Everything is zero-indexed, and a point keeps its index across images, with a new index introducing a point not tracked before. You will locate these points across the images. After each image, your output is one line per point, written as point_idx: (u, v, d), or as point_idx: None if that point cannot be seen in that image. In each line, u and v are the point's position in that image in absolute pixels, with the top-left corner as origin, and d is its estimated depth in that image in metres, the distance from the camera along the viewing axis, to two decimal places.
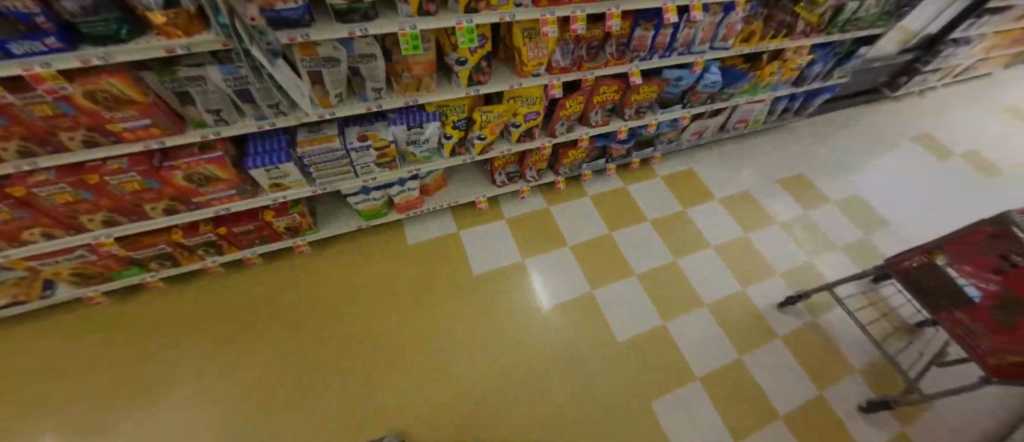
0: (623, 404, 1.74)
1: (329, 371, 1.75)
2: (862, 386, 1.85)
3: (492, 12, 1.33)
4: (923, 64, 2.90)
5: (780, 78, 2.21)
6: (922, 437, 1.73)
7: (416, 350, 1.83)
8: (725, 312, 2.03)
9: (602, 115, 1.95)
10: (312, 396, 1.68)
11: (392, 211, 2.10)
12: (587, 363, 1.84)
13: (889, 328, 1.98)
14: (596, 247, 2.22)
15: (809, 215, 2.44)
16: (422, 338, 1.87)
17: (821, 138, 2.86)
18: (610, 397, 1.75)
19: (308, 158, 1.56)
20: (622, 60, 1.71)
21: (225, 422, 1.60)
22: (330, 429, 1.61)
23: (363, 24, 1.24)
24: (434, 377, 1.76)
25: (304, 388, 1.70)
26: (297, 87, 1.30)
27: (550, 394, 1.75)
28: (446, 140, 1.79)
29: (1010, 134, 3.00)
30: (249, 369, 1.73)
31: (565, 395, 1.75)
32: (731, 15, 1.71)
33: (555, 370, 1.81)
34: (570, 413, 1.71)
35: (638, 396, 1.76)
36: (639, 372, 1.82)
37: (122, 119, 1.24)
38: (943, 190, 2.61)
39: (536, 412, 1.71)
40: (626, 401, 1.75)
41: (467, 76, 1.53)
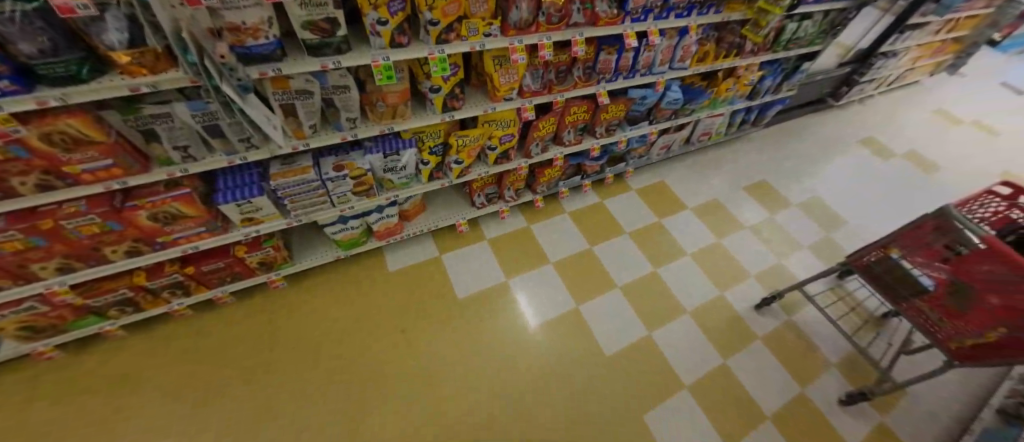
0: (623, 406, 1.78)
1: (329, 381, 1.75)
2: (840, 380, 1.93)
3: (462, 42, 1.37)
4: (859, 76, 3.16)
5: (736, 93, 2.36)
6: (899, 425, 1.81)
7: (418, 371, 1.81)
8: (706, 318, 2.09)
9: (575, 135, 2.01)
10: (309, 404, 1.69)
11: (372, 239, 2.07)
12: (582, 377, 1.85)
13: (859, 321, 2.08)
14: (578, 262, 2.25)
15: (775, 219, 2.57)
16: (414, 365, 1.83)
17: (776, 146, 3.05)
18: (611, 399, 1.79)
19: (283, 191, 1.53)
20: (589, 83, 1.79)
21: (236, 427, 1.61)
22: (331, 433, 1.62)
23: (335, 58, 1.26)
24: (430, 383, 1.78)
25: (306, 396, 1.71)
26: (270, 120, 1.29)
27: (552, 399, 1.78)
28: (423, 166, 1.79)
29: (942, 134, 3.29)
30: (242, 397, 1.68)
31: (565, 397, 1.78)
32: (686, 38, 1.83)
33: (554, 374, 1.85)
34: (573, 414, 1.74)
35: (638, 397, 1.81)
36: (637, 378, 1.86)
37: (81, 161, 1.19)
38: (890, 188, 2.83)
39: (543, 417, 1.73)
40: (627, 403, 1.79)
41: (441, 102, 1.56)
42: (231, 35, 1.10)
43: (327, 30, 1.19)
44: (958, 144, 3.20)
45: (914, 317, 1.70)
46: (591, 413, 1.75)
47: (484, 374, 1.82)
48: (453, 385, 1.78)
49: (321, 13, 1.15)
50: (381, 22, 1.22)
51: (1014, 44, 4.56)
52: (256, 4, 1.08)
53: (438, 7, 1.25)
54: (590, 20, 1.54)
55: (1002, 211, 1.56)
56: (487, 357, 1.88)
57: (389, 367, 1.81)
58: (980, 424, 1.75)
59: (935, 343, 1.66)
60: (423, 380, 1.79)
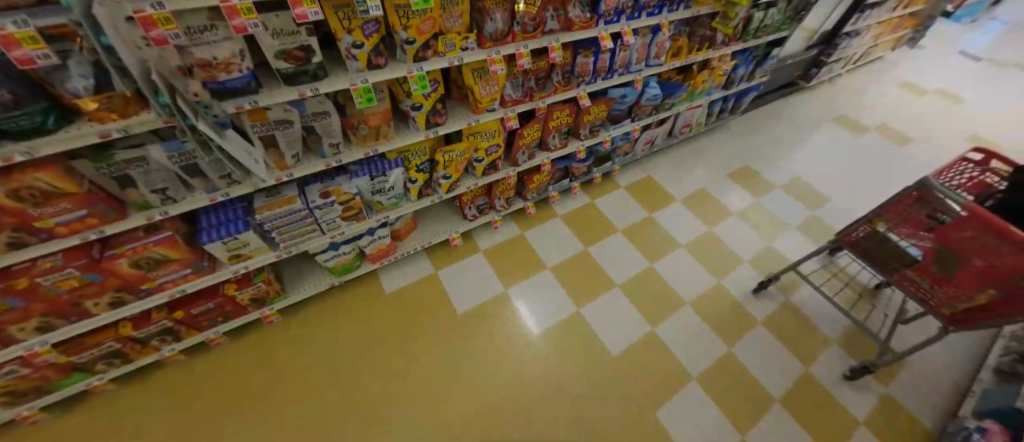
0: (626, 405, 1.77)
1: (327, 407, 1.71)
2: (842, 356, 1.96)
3: (440, 58, 1.36)
4: (827, 56, 3.25)
5: (712, 84, 2.39)
6: (904, 394, 1.84)
7: (418, 387, 1.79)
8: (706, 308, 2.10)
9: (560, 139, 2.02)
10: (305, 433, 1.64)
11: (365, 262, 2.03)
12: (582, 383, 1.83)
13: (854, 295, 2.12)
14: (575, 265, 2.25)
15: (762, 202, 2.61)
16: (413, 385, 1.79)
17: (755, 132, 3.10)
18: (613, 395, 1.80)
19: (271, 223, 1.49)
20: (570, 86, 1.79)
21: None
22: None
23: (313, 84, 1.24)
24: (428, 398, 1.76)
25: (303, 425, 1.67)
26: (249, 151, 1.26)
27: (555, 400, 1.77)
28: (411, 184, 1.77)
29: (910, 105, 3.40)
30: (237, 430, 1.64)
31: (567, 398, 1.78)
32: (659, 35, 1.85)
33: (555, 373, 1.85)
34: (577, 413, 1.74)
35: (642, 393, 1.81)
36: (643, 381, 1.84)
37: (54, 214, 1.14)
38: (868, 163, 2.90)
39: (548, 423, 1.71)
40: (628, 402, 1.78)
41: (424, 119, 1.54)
42: (202, 71, 1.07)
43: (303, 57, 1.17)
44: (925, 114, 3.31)
45: (907, 286, 1.75)
46: (593, 413, 1.74)
47: (486, 389, 1.79)
48: (453, 398, 1.76)
49: (294, 41, 1.14)
50: (357, 45, 1.21)
51: (966, 15, 4.77)
52: (226, 38, 1.06)
53: (413, 25, 1.24)
54: (564, 26, 1.56)
55: (977, 176, 1.61)
56: (486, 370, 1.85)
57: (387, 384, 1.79)
58: (979, 386, 1.79)
59: (929, 311, 1.70)
60: (422, 395, 1.76)
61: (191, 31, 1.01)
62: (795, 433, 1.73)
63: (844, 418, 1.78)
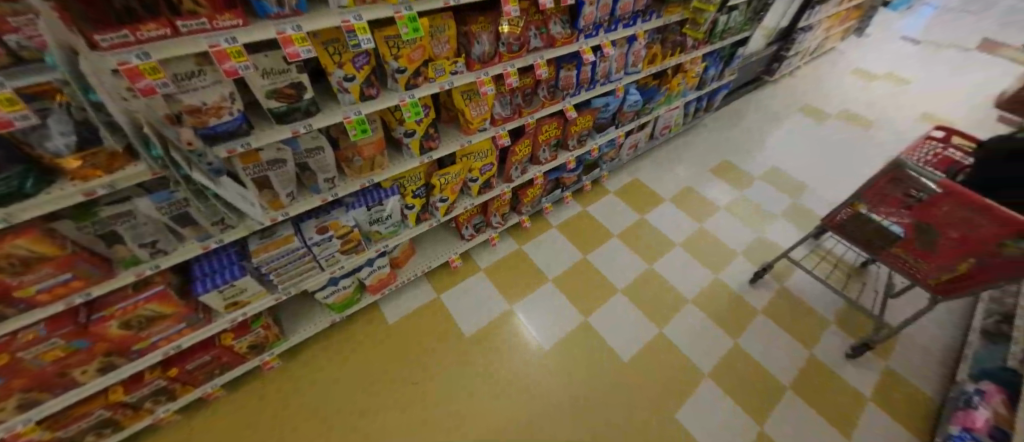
0: (631, 415, 1.76)
1: None
2: (841, 335, 2.03)
3: (431, 84, 1.36)
4: (786, 51, 3.42)
5: (686, 86, 2.47)
6: (903, 367, 1.92)
7: (417, 418, 1.74)
8: (708, 304, 2.14)
9: (550, 152, 2.04)
10: None
11: (366, 295, 1.98)
12: (583, 393, 1.82)
13: (845, 275, 2.21)
14: (575, 274, 2.25)
15: (746, 194, 2.70)
16: (411, 415, 1.75)
17: (730, 127, 3.23)
18: (616, 402, 1.79)
19: (269, 265, 1.44)
20: (555, 100, 1.83)
21: None
22: None
23: (306, 121, 1.21)
24: (425, 427, 1.72)
25: None
26: (243, 194, 1.20)
27: (554, 411, 1.76)
28: (408, 211, 1.74)
29: (866, 91, 3.61)
30: None
31: (569, 410, 1.77)
32: (635, 45, 1.91)
33: (555, 384, 1.84)
34: (579, 424, 1.73)
35: (648, 397, 1.81)
36: (645, 387, 1.84)
37: (34, 281, 1.06)
38: (837, 148, 3.06)
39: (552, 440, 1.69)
40: (634, 412, 1.76)
41: (417, 145, 1.54)
42: (191, 118, 1.03)
43: (294, 95, 1.15)
44: (881, 97, 3.53)
45: (894, 264, 1.82)
46: (595, 426, 1.73)
47: (491, 411, 1.76)
48: (452, 423, 1.73)
49: (284, 80, 1.12)
50: (348, 78, 1.20)
51: (902, 3, 5.15)
52: (215, 82, 1.03)
53: (404, 54, 1.24)
54: (547, 43, 1.59)
55: (942, 152, 1.73)
56: (488, 391, 1.82)
57: (385, 417, 1.74)
58: (969, 349, 1.89)
59: (917, 283, 1.78)
60: (421, 426, 1.72)
61: (178, 77, 0.98)
62: (809, 417, 1.77)
63: (852, 396, 1.83)
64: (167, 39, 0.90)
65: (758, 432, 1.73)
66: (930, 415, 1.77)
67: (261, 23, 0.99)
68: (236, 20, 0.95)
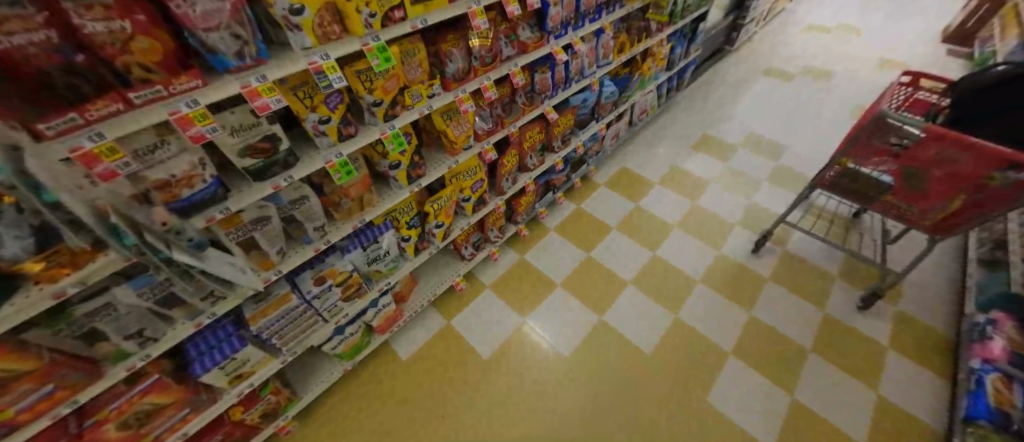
0: (636, 413, 1.73)
1: None
2: (850, 289, 2.06)
3: (410, 111, 1.30)
4: (742, 19, 3.48)
5: (657, 68, 2.44)
6: (914, 309, 1.96)
7: None
8: (717, 278, 2.14)
9: (537, 157, 2.00)
10: None
11: (374, 337, 1.89)
12: (589, 394, 1.79)
13: (842, 228, 2.24)
14: (582, 275, 2.21)
15: (731, 164, 2.72)
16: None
17: (703, 101, 3.25)
18: (619, 399, 1.77)
19: (270, 328, 1.34)
20: (534, 105, 1.79)
21: None
22: None
23: (286, 173, 1.14)
24: None
25: None
26: (226, 258, 1.09)
27: (561, 418, 1.74)
28: (405, 243, 1.66)
29: (823, 45, 3.71)
30: None
31: (576, 415, 1.74)
32: (603, 37, 1.88)
33: (560, 388, 1.82)
34: (587, 430, 1.70)
35: (654, 389, 1.79)
36: (655, 386, 1.79)
37: (11, 402, 0.93)
38: (807, 105, 3.12)
39: None
40: (640, 409, 1.74)
41: (405, 176, 1.48)
42: (161, 193, 0.94)
43: (269, 148, 1.07)
44: (838, 49, 3.63)
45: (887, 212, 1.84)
46: (604, 425, 1.71)
47: (500, 428, 1.73)
48: None
49: (256, 134, 1.04)
50: (324, 121, 1.12)
51: None
52: (182, 150, 0.94)
53: (378, 86, 1.17)
54: (519, 50, 1.55)
55: (913, 95, 1.77)
56: (497, 408, 1.78)
57: None
58: (971, 280, 1.94)
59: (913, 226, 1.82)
60: None
61: (141, 152, 0.89)
62: (836, 376, 1.79)
63: (873, 348, 1.86)
64: (121, 114, 0.80)
65: (792, 400, 1.73)
66: (948, 352, 1.82)
67: (222, 79, 0.90)
68: (195, 81, 0.86)
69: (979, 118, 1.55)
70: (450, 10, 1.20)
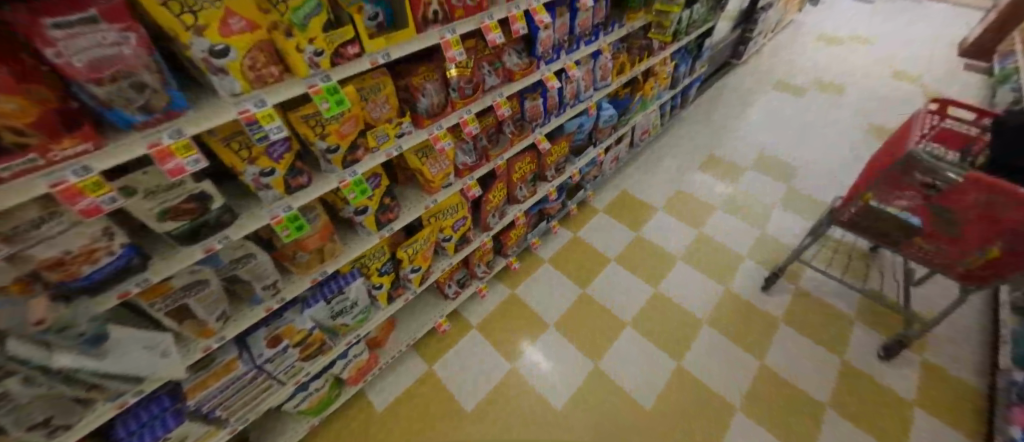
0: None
1: None
2: (871, 334, 1.87)
3: (374, 154, 1.13)
4: (750, 32, 3.29)
5: (659, 87, 2.26)
6: (942, 360, 1.77)
7: None
8: (725, 320, 1.96)
9: (528, 188, 1.82)
10: None
11: (345, 388, 1.72)
12: (589, 428, 1.68)
13: (859, 265, 2.06)
14: (577, 313, 2.04)
15: (739, 188, 2.54)
16: None
17: (709, 118, 3.06)
18: (621, 429, 1.67)
19: (214, 401, 1.19)
20: (524, 134, 1.62)
21: None
22: None
23: (222, 233, 0.97)
24: None
25: None
26: (144, 341, 0.95)
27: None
28: (377, 291, 1.49)
29: (835, 57, 3.52)
30: None
31: None
32: (601, 59, 1.71)
33: (557, 423, 1.70)
34: None
35: (657, 418, 1.70)
36: (655, 420, 1.69)
37: None
38: (821, 123, 2.92)
39: None
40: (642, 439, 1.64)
41: (373, 221, 1.31)
42: (54, 273, 0.76)
43: (197, 208, 0.90)
44: (851, 61, 3.43)
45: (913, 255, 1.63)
46: None
47: None
48: None
49: (178, 194, 0.86)
50: (266, 173, 0.95)
51: None
52: (76, 223, 0.76)
53: (332, 130, 1.00)
54: (504, 78, 1.38)
55: (939, 125, 1.58)
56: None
57: None
58: (1005, 329, 1.75)
59: (937, 269, 1.62)
60: None
61: (19, 230, 0.71)
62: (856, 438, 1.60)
63: (896, 405, 1.67)
64: None
65: None
66: (980, 410, 1.63)
67: (125, 138, 0.73)
68: (85, 145, 0.69)
69: (1012, 156, 1.38)
70: (418, 42, 1.03)
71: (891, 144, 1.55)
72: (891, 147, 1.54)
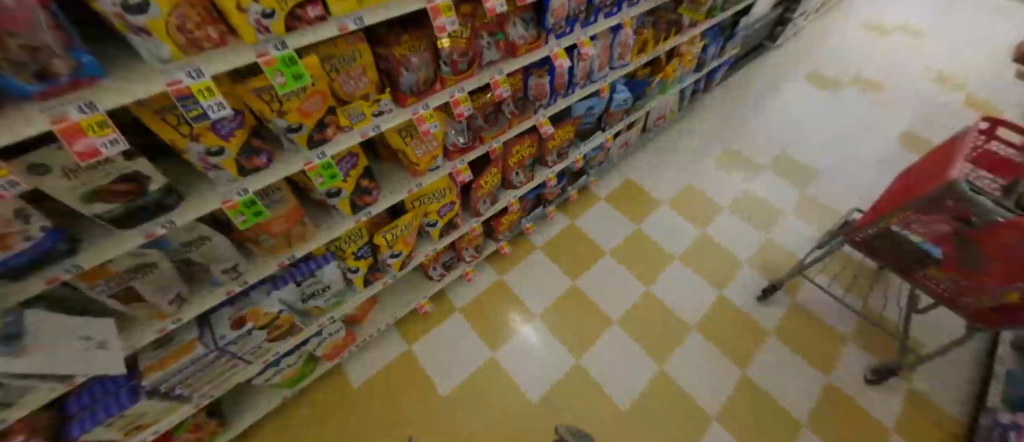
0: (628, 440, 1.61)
1: None
2: (863, 357, 1.77)
3: (346, 134, 0.99)
4: (791, 13, 2.96)
5: (683, 70, 2.04)
6: (935, 391, 1.68)
7: None
8: (718, 328, 1.87)
9: (525, 174, 1.68)
10: None
11: (321, 362, 1.67)
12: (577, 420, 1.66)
13: (862, 283, 1.92)
14: (564, 306, 1.96)
15: (752, 188, 2.39)
16: None
17: (732, 107, 2.83)
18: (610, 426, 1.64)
19: (173, 381, 1.11)
20: (526, 115, 1.45)
21: None
22: None
23: (165, 217, 0.85)
24: None
25: None
26: (77, 331, 0.85)
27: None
28: (353, 275, 1.39)
29: (880, 50, 3.20)
30: None
31: None
32: (621, 34, 1.51)
33: (543, 413, 1.68)
34: None
35: (651, 415, 1.67)
36: (645, 419, 1.66)
37: None
38: (850, 125, 2.70)
39: None
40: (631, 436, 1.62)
41: (348, 204, 1.18)
42: None
43: (132, 189, 0.78)
44: (896, 57, 3.13)
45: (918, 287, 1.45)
46: None
47: None
48: None
49: (106, 174, 0.74)
50: (213, 153, 0.82)
51: None
52: None
53: (292, 107, 0.86)
54: (507, 52, 1.20)
55: (982, 146, 1.40)
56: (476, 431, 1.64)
57: None
58: (1002, 367, 1.63)
59: (940, 302, 1.43)
60: None
61: None
62: None
63: (877, 433, 1.61)
64: None
65: None
66: None
67: (20, 107, 0.59)
68: None
69: None
70: (400, 6, 0.86)
71: (937, 163, 1.31)
72: (934, 167, 1.31)
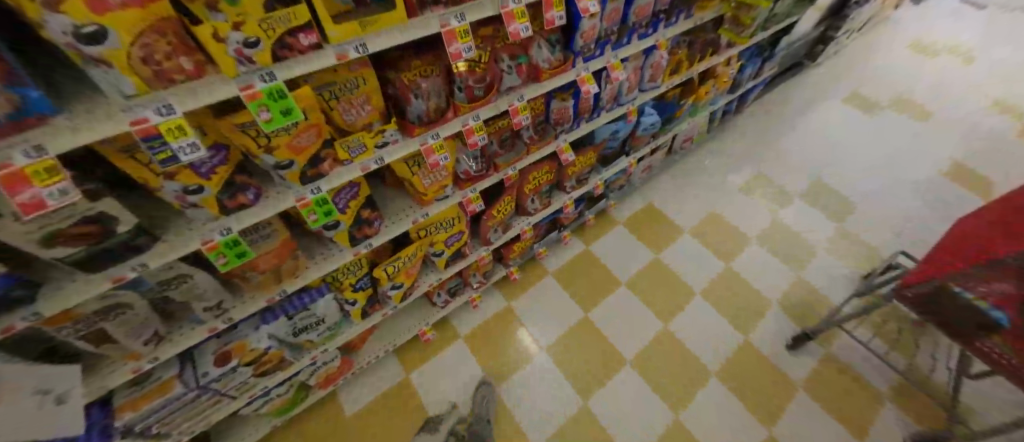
0: None
1: None
2: (902, 420, 1.61)
3: (345, 167, 0.88)
4: (835, 31, 2.74)
5: (716, 92, 1.90)
6: None
7: None
8: (740, 374, 1.73)
9: (541, 200, 1.56)
10: None
11: (314, 390, 1.58)
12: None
13: (902, 336, 1.76)
14: (575, 339, 1.84)
15: (783, 219, 2.22)
16: None
17: (763, 128, 2.66)
18: None
19: (150, 421, 1.01)
20: (546, 140, 1.34)
21: None
22: None
23: (138, 260, 0.76)
24: None
25: None
26: (36, 383, 0.74)
27: None
28: (350, 307, 1.29)
29: (927, 73, 2.99)
30: None
31: None
32: (654, 55, 1.37)
33: None
34: None
35: None
36: None
37: None
38: (892, 153, 2.51)
39: None
40: None
41: (346, 237, 1.08)
42: None
43: (96, 232, 0.68)
44: (945, 82, 2.91)
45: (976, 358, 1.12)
46: None
47: None
48: None
49: (65, 216, 0.63)
50: (192, 191, 0.72)
51: None
52: None
53: (283, 142, 0.75)
54: (529, 75, 1.08)
55: None
56: None
57: None
58: None
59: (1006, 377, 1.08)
60: None
61: None
62: None
63: None
64: None
65: None
66: None
67: None
68: None
69: None
70: (409, 30, 0.75)
71: (1004, 222, 1.15)
72: (1000, 226, 1.15)
